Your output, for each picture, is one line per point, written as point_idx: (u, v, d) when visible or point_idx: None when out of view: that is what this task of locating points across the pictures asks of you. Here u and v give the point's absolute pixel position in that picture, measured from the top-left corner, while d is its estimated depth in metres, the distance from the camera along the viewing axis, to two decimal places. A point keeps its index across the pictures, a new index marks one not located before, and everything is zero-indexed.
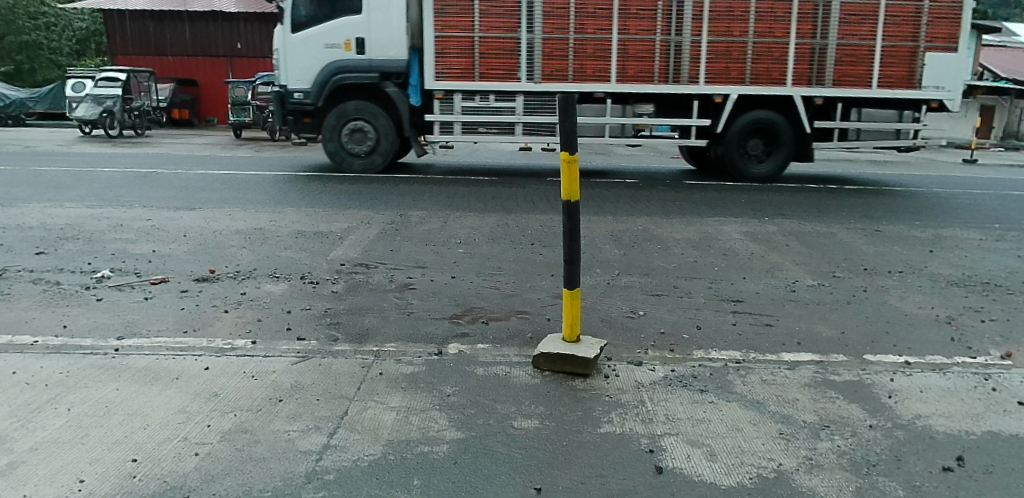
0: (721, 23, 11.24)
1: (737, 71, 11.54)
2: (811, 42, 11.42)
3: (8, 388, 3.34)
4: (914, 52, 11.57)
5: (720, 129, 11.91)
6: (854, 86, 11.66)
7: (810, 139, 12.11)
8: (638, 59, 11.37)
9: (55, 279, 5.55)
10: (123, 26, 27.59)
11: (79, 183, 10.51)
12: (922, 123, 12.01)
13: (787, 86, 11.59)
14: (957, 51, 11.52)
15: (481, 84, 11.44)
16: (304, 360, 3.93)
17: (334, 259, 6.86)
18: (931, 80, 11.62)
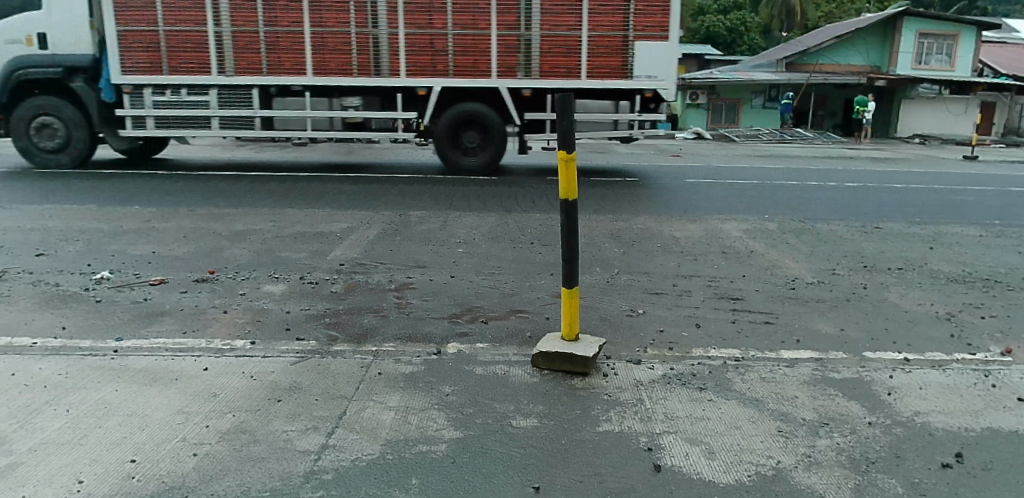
0: (411, 16, 11.34)
1: (443, 63, 11.59)
2: (514, 33, 11.41)
3: (8, 390, 3.34)
4: (623, 42, 11.44)
5: (426, 122, 11.96)
6: (561, 77, 11.61)
7: (520, 132, 12.04)
8: (346, 53, 11.56)
9: (55, 280, 5.56)
10: None
11: (80, 184, 10.52)
12: (638, 113, 11.77)
13: (491, 78, 11.61)
14: (669, 40, 11.41)
15: (188, 78, 11.59)
16: (302, 360, 3.93)
17: (334, 259, 6.85)
18: (642, 70, 11.49)
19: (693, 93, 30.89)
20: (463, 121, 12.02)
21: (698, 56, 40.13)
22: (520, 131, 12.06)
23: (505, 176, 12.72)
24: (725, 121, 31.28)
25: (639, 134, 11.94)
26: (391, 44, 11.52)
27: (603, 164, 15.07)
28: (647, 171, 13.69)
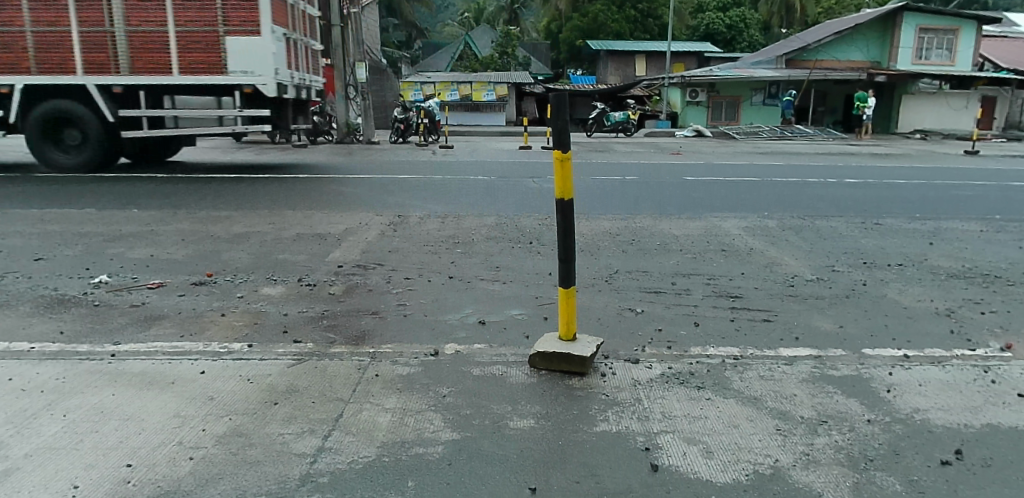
0: (151, 12, 10.80)
1: (167, 62, 11.09)
2: (101, 29, 10.89)
3: (4, 396, 3.33)
4: (215, 38, 10.98)
5: (15, 120, 11.60)
6: (152, 73, 11.14)
7: (119, 129, 11.70)
8: (125, 50, 11.02)
9: (54, 285, 5.55)
10: None
11: (80, 188, 10.51)
12: (237, 109, 11.55)
13: (77, 76, 11.15)
14: (262, 34, 11.00)
15: (42, 77, 11.19)
16: (299, 363, 3.92)
17: (332, 261, 6.85)
18: (237, 65, 11.13)
19: (693, 91, 30.84)
20: (62, 118, 11.66)
21: (697, 53, 40.12)
22: (117, 128, 11.77)
23: (503, 177, 12.72)
24: (725, 118, 31.32)
25: (245, 130, 11.82)
26: (163, 43, 10.98)
27: (603, 163, 15.07)
28: (646, 170, 13.69)
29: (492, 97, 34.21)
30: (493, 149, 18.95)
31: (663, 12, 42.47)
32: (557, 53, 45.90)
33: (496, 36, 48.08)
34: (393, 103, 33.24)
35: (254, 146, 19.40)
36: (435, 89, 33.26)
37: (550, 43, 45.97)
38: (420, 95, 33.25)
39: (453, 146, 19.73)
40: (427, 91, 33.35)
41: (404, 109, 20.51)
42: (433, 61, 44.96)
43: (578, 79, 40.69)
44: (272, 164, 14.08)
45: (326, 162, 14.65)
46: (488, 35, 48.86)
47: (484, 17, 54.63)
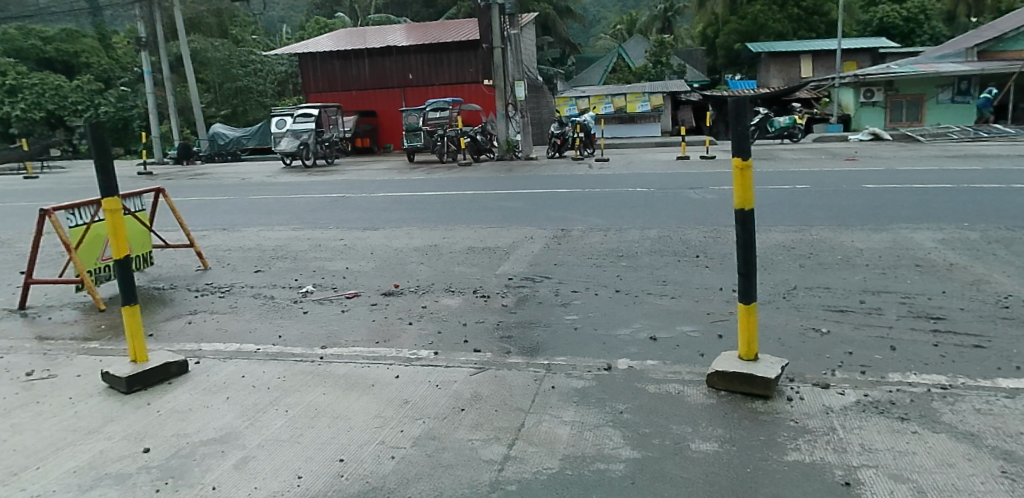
0: None
1: None
2: None
3: (237, 390, 3.81)
4: None
5: None
6: None
7: None
8: None
9: (271, 293, 6.27)
10: (314, 66, 30.45)
11: (285, 208, 11.76)
12: None
13: None
14: None
15: None
16: (481, 371, 4.11)
17: (502, 273, 7.11)
18: None
19: (868, 90, 28.25)
20: None
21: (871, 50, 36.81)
22: None
23: (663, 189, 12.52)
24: (907, 118, 28.38)
25: None
26: None
27: (768, 172, 14.34)
28: (819, 178, 12.82)
29: (648, 108, 33.30)
30: (651, 161, 18.69)
31: (829, 8, 39.93)
32: (712, 58, 44.06)
33: (648, 45, 47.50)
34: (549, 118, 33.78)
35: (425, 165, 20.63)
36: (590, 103, 33.25)
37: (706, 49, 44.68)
38: (576, 110, 33.36)
39: (608, 159, 19.72)
40: (583, 106, 33.49)
41: (560, 124, 20.81)
42: (585, 75, 44.88)
43: (735, 84, 38.89)
44: (442, 182, 14.91)
45: (491, 179, 15.26)
46: (641, 46, 48.05)
47: (638, 28, 54.20)
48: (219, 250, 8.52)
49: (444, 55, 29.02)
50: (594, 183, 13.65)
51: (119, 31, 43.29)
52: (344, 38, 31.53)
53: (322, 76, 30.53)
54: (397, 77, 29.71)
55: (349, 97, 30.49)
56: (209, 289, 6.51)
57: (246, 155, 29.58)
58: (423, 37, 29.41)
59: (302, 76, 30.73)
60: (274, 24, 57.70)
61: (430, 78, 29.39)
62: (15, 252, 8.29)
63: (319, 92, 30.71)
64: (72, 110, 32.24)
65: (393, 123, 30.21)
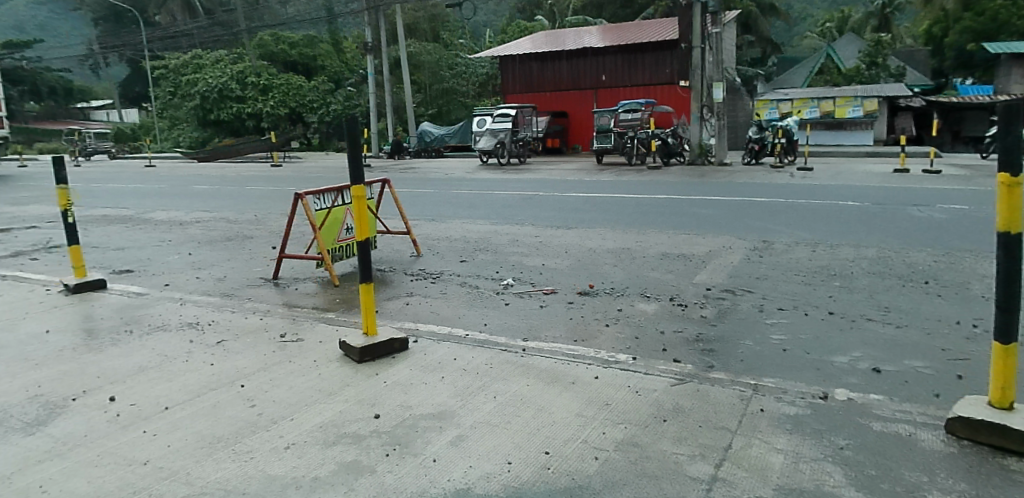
0: None
1: None
2: None
3: (449, 372, 4.07)
4: None
5: None
6: None
7: None
8: None
9: (475, 283, 6.62)
10: (514, 67, 31.52)
11: (484, 203, 12.34)
12: None
13: None
14: None
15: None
16: (682, 383, 4.02)
17: (700, 283, 6.88)
18: None
19: None
20: None
21: None
22: None
23: (879, 203, 11.36)
24: None
25: None
26: None
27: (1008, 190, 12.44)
28: None
29: (859, 113, 30.36)
30: (862, 172, 17.05)
31: None
32: (938, 59, 39.13)
33: (862, 44, 43.33)
34: (746, 123, 32.13)
35: (614, 167, 20.52)
36: (792, 106, 31.22)
37: (932, 48, 39.80)
38: (776, 114, 31.66)
39: (813, 168, 18.33)
40: (783, 109, 31.59)
41: (759, 128, 19.69)
42: (788, 77, 42.09)
43: (967, 89, 34.13)
44: (632, 185, 14.78)
45: (684, 184, 14.81)
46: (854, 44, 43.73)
47: (851, 26, 49.70)
48: (430, 238, 9.19)
49: (640, 55, 28.69)
50: (795, 194, 12.75)
51: (348, 37, 48.03)
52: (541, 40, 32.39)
53: (521, 77, 31.52)
54: (590, 78, 29.88)
55: (544, 97, 31.12)
56: (422, 274, 7.03)
57: (447, 151, 31.37)
58: (620, 38, 29.29)
59: (502, 77, 31.95)
60: (479, 28, 60.58)
61: (625, 79, 29.17)
62: (267, 230, 9.53)
63: (516, 93, 31.76)
64: (309, 106, 36.39)
65: (582, 124, 30.25)
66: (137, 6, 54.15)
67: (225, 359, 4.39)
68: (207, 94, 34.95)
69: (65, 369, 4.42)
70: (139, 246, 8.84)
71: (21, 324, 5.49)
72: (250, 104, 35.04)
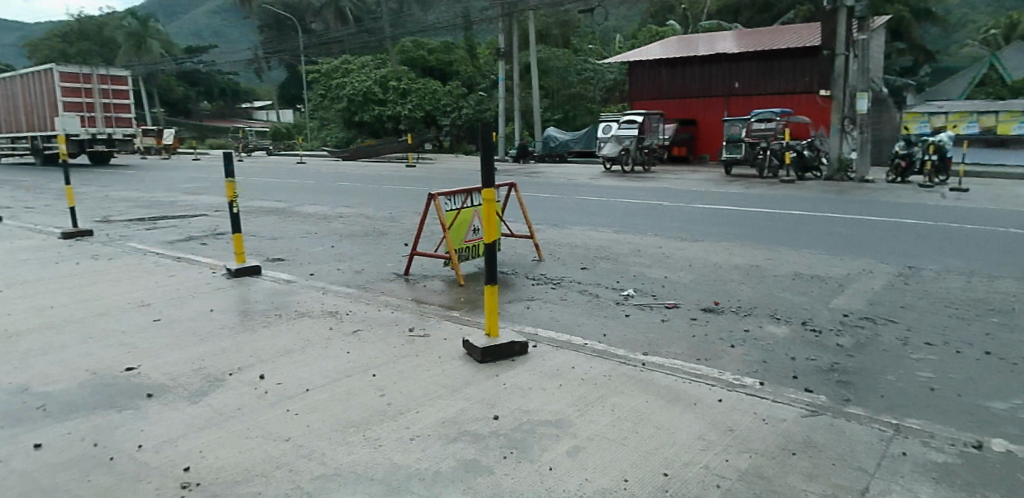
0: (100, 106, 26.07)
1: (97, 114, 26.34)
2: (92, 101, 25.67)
3: (567, 381, 4.08)
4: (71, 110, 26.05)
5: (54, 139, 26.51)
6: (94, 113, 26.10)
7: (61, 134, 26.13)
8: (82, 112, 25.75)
9: (595, 291, 6.60)
10: (644, 73, 31.04)
11: (606, 211, 12.28)
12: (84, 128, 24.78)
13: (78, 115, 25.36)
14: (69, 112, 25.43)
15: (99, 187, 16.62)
16: (814, 415, 3.80)
17: (836, 308, 6.47)
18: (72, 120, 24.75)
19: None
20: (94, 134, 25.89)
21: None
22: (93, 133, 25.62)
23: None
24: None
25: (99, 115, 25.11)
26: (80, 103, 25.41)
27: None
28: None
29: None
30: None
31: None
32: None
33: None
34: (893, 138, 29.77)
35: (744, 179, 19.75)
36: (948, 120, 28.62)
37: None
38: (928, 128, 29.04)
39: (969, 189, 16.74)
40: (937, 123, 28.91)
41: (908, 143, 18.27)
42: (946, 88, 38.67)
43: None
44: (763, 199, 14.17)
45: (820, 200, 14.00)
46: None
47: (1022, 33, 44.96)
48: (552, 243, 9.26)
49: (778, 62, 27.39)
50: (948, 216, 11.70)
51: (482, 43, 49.39)
52: (673, 46, 31.71)
53: (651, 84, 30.98)
54: (723, 85, 28.88)
55: (674, 105, 30.42)
56: (543, 279, 7.10)
57: (572, 156, 31.38)
58: (758, 44, 28.12)
59: (631, 83, 31.56)
60: (609, 34, 60.37)
61: (760, 87, 27.95)
62: (401, 228, 9.98)
63: (645, 100, 31.27)
64: (443, 110, 37.75)
65: (713, 133, 29.23)
66: (295, 14, 58.64)
67: (359, 348, 4.66)
68: (353, 97, 37.15)
69: (222, 347, 4.88)
70: (289, 237, 9.55)
71: (187, 304, 6.12)
72: (390, 107, 36.88)
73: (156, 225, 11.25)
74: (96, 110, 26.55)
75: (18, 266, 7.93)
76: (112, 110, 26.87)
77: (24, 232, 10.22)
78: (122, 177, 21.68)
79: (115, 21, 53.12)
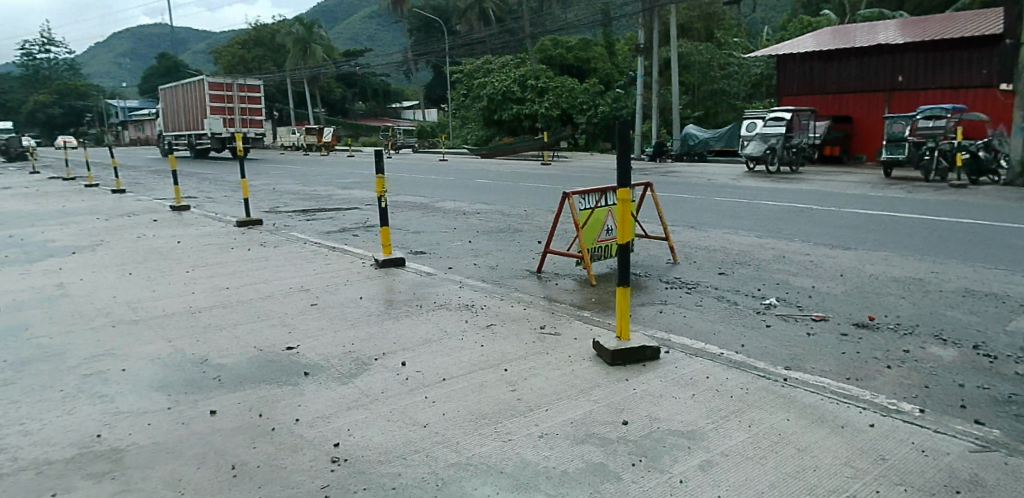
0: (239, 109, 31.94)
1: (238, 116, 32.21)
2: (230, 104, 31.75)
3: (702, 392, 3.93)
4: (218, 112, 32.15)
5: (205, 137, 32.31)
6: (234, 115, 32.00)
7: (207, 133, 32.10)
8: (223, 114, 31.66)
9: (734, 299, 6.32)
10: (794, 67, 29.31)
11: (748, 213, 11.73)
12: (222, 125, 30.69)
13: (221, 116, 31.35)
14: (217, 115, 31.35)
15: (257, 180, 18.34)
16: (985, 451, 3.39)
17: (1016, 331, 5.74)
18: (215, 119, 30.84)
19: None
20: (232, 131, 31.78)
21: None
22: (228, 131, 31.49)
23: None
24: None
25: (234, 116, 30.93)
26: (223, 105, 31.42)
27: None
28: None
29: None
30: None
31: None
32: None
33: None
34: None
35: (905, 182, 18.15)
36: None
37: None
38: None
39: None
40: None
41: None
42: None
43: None
44: (927, 204, 12.93)
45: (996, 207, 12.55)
46: None
47: None
48: (689, 246, 8.98)
49: (950, 53, 24.84)
50: None
51: (621, 39, 48.82)
52: (828, 38, 29.67)
53: (801, 78, 29.20)
54: (884, 79, 26.63)
55: (826, 101, 28.48)
56: (678, 283, 6.90)
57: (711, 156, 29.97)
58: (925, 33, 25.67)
59: (779, 78, 29.91)
60: (757, 27, 57.55)
61: (928, 80, 25.51)
62: (536, 225, 10.08)
63: (794, 96, 29.53)
64: (579, 108, 37.34)
65: (871, 132, 27.01)
66: (441, 17, 61.09)
67: (492, 342, 4.76)
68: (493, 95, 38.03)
69: (368, 333, 5.17)
70: (431, 231, 9.95)
71: (339, 291, 6.55)
72: (528, 105, 37.24)
73: (314, 216, 12.15)
74: (234, 113, 32.23)
75: (200, 250, 8.86)
76: (244, 112, 32.39)
77: (206, 219, 11.42)
78: (288, 172, 23.70)
79: (285, 28, 58.00)
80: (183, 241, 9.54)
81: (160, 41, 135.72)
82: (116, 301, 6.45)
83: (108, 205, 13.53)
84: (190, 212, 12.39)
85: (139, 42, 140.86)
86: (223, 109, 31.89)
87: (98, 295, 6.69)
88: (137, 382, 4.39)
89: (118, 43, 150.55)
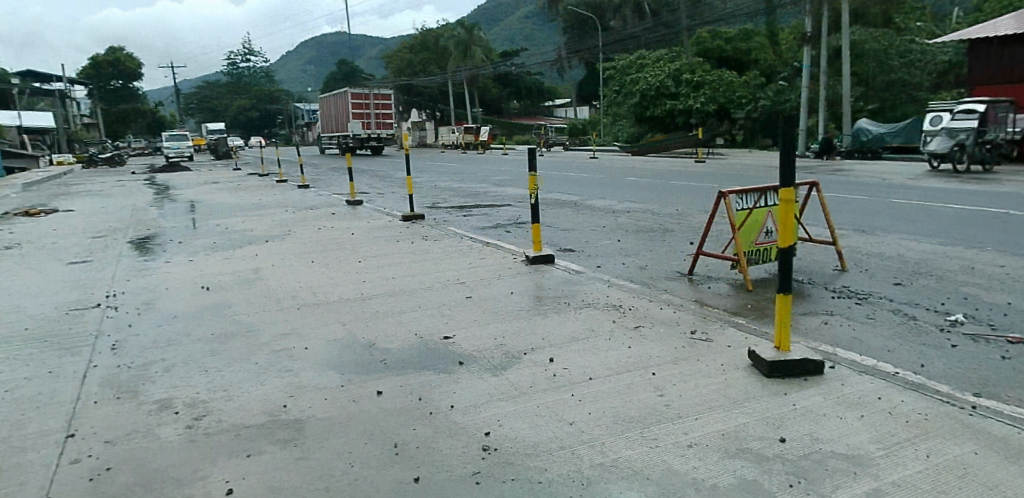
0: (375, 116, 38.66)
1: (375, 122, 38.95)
2: (368, 112, 38.54)
3: (873, 413, 3.61)
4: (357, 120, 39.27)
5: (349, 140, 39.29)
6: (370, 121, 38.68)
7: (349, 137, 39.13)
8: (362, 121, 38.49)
9: (912, 313, 5.75)
10: (989, 54, 26.14)
11: (929, 217, 10.65)
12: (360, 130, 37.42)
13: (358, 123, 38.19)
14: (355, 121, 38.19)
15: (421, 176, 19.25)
16: None
17: None
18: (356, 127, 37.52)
19: None
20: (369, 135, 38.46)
21: None
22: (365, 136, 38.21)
23: None
24: None
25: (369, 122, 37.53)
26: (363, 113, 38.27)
27: None
28: None
29: None
30: None
31: None
32: None
33: None
34: None
35: None
36: None
37: None
38: None
39: None
40: None
41: None
42: None
43: None
44: None
45: None
46: None
47: None
48: (859, 252, 8.30)
49: None
50: None
51: (786, 28, 46.08)
52: None
53: (998, 66, 26.00)
54: None
55: None
56: (846, 293, 6.39)
57: (887, 153, 27.43)
58: None
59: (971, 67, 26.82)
60: (946, 8, 51.94)
61: None
62: (689, 225, 9.79)
63: (989, 86, 26.34)
64: (737, 103, 35.53)
65: None
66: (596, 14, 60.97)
67: (641, 344, 4.68)
68: (646, 91, 37.30)
69: (518, 327, 5.29)
70: (580, 229, 9.97)
71: (492, 285, 6.75)
72: (682, 100, 36.06)
73: (470, 212, 12.60)
74: (371, 117, 38.77)
75: (368, 242, 9.51)
76: (379, 117, 38.92)
77: (374, 213, 12.24)
78: (447, 169, 24.85)
79: (447, 32, 60.68)
80: (354, 233, 10.29)
81: (337, 48, 147.19)
82: (299, 285, 7.09)
83: (292, 199, 14.92)
84: (360, 206, 13.34)
85: (319, 49, 153.67)
86: (362, 115, 38.53)
87: (284, 279, 7.40)
88: (314, 360, 4.80)
89: (302, 51, 165.16)
